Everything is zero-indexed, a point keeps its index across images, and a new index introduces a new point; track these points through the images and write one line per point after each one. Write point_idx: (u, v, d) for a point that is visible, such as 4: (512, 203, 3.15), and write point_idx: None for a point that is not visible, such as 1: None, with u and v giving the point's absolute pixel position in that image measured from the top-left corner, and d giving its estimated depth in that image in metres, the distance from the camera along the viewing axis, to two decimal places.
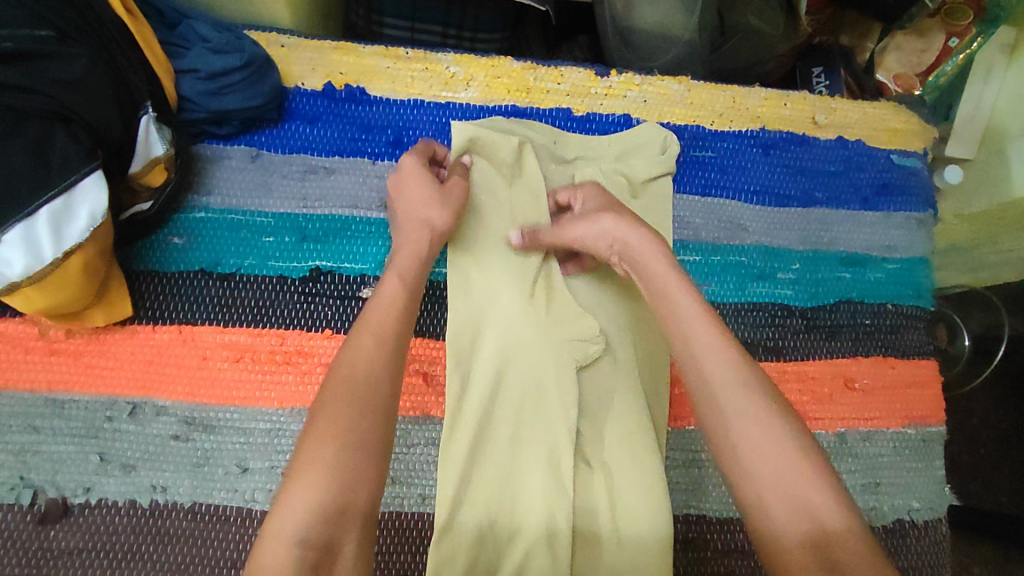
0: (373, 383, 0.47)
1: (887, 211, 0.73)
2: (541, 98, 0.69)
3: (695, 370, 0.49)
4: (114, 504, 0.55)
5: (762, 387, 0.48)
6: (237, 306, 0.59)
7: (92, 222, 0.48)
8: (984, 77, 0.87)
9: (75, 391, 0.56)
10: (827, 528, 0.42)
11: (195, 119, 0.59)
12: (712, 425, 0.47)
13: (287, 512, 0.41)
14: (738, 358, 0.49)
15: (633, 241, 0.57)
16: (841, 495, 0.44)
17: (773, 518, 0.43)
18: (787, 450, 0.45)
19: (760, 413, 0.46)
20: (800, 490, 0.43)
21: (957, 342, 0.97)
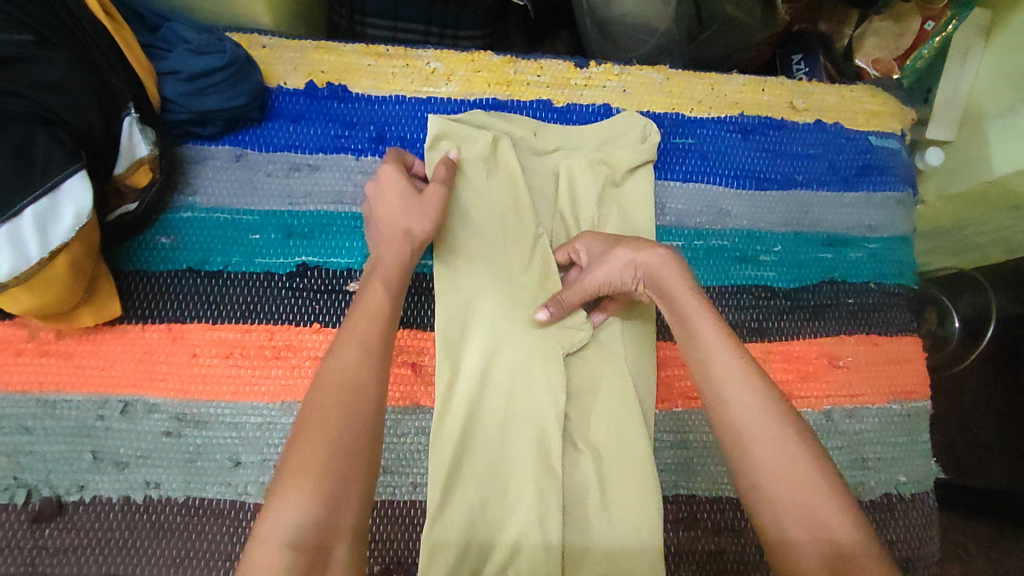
0: (363, 380, 0.47)
1: (867, 191, 0.73)
2: (521, 90, 0.69)
3: (716, 395, 0.50)
4: (109, 501, 0.56)
5: (783, 411, 0.48)
6: (226, 304, 0.60)
7: (77, 221, 0.48)
8: (961, 59, 0.88)
9: (65, 391, 0.57)
10: (846, 551, 0.43)
11: (178, 120, 0.60)
12: (733, 451, 0.48)
13: (276, 515, 0.41)
14: (760, 383, 0.49)
15: (654, 268, 0.57)
16: (858, 517, 0.45)
17: (793, 541, 0.44)
18: (808, 474, 0.45)
19: (780, 437, 0.46)
20: (819, 514, 0.44)
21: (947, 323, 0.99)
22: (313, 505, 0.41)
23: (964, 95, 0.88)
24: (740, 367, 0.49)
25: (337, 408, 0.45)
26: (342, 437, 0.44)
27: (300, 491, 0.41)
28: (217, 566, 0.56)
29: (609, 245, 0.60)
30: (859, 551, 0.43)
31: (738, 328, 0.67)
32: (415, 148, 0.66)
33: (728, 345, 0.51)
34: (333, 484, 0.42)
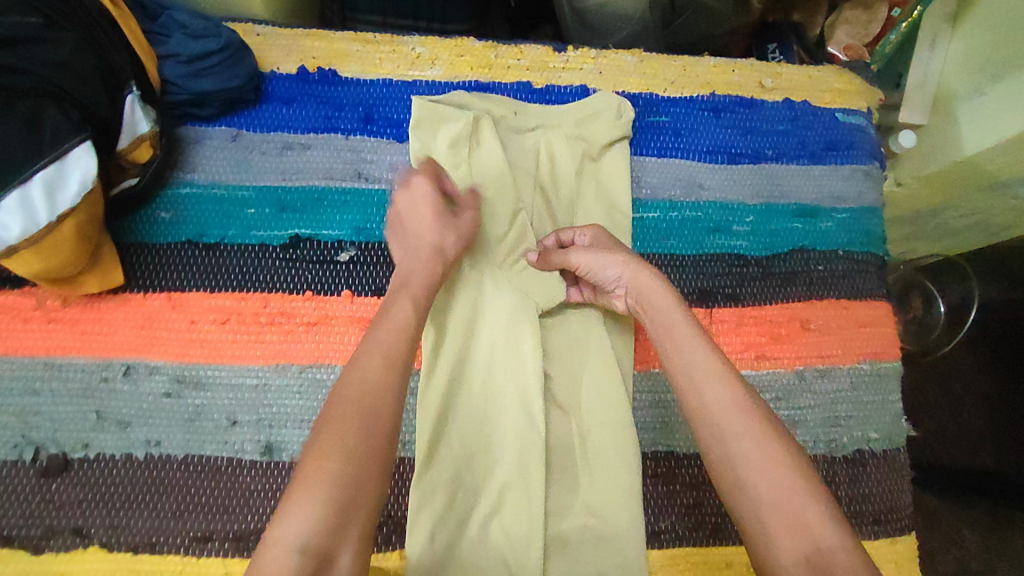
0: (383, 395, 0.49)
1: (835, 165, 0.77)
2: (503, 73, 0.73)
3: (698, 398, 0.53)
4: (112, 458, 0.59)
5: (761, 415, 0.51)
6: (223, 273, 0.64)
7: (83, 187, 0.52)
8: (930, 45, 0.90)
9: (71, 355, 0.60)
10: (824, 547, 0.44)
11: (178, 101, 0.64)
12: (714, 451, 0.51)
13: (287, 521, 0.42)
14: (739, 388, 0.52)
15: (640, 279, 0.60)
16: (838, 516, 0.46)
17: (773, 537, 0.46)
18: (785, 473, 0.48)
19: (758, 437, 0.49)
20: (797, 510, 0.46)
21: (933, 310, 1.05)
22: (324, 514, 0.43)
23: (934, 79, 0.91)
24: (721, 372, 0.53)
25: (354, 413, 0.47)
26: (356, 449, 0.46)
27: (311, 501, 0.43)
28: (215, 519, 0.59)
29: (614, 247, 0.63)
30: (838, 546, 0.45)
31: (712, 294, 0.70)
32: (400, 127, 0.70)
33: (710, 352, 0.54)
34: (344, 495, 0.44)
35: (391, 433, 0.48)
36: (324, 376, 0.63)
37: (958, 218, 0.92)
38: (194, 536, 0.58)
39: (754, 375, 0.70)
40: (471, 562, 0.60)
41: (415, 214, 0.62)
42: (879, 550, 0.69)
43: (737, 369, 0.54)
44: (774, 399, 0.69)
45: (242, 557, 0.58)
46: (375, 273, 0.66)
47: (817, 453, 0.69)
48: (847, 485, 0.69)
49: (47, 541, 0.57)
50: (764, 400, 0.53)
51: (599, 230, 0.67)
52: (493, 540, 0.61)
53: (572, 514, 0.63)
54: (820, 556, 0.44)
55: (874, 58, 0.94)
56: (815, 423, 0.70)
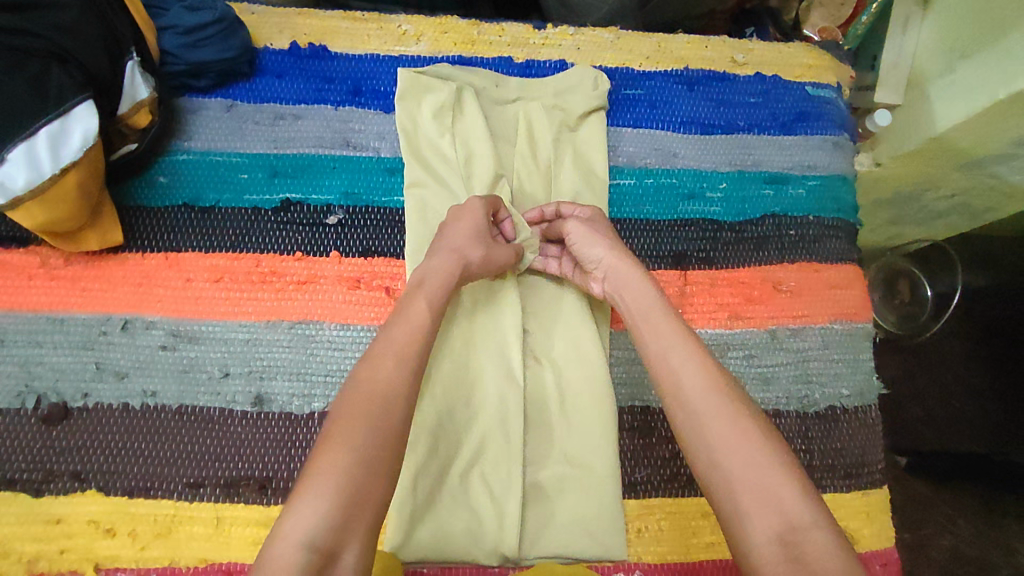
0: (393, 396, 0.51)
1: (805, 135, 0.80)
2: (485, 49, 0.77)
3: (673, 383, 0.54)
4: (109, 406, 0.62)
5: (735, 396, 0.52)
6: (217, 234, 0.67)
7: (85, 143, 0.56)
8: (902, 27, 0.90)
9: (73, 310, 0.64)
10: (795, 523, 0.45)
11: (176, 72, 0.68)
12: (690, 433, 0.52)
13: (296, 518, 0.44)
14: (714, 371, 0.54)
15: (620, 268, 0.63)
16: (810, 493, 0.47)
17: (745, 514, 0.47)
18: (757, 451, 0.48)
19: (732, 416, 0.50)
20: (770, 487, 0.47)
21: (919, 292, 1.12)
22: (332, 511, 0.44)
23: (907, 61, 0.90)
24: (697, 356, 0.54)
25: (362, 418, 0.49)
26: (363, 450, 0.47)
27: (319, 499, 0.44)
28: (207, 465, 0.61)
29: (604, 232, 0.66)
30: (809, 522, 0.45)
31: (685, 257, 0.73)
32: (387, 99, 0.73)
33: (687, 339, 0.56)
34: (350, 491, 0.45)
35: (380, 386, 0.51)
36: (312, 331, 0.66)
37: (939, 200, 0.94)
38: (187, 481, 0.61)
39: (727, 334, 0.72)
40: (452, 508, 0.62)
41: (456, 225, 0.64)
42: (849, 503, 0.70)
43: (713, 356, 0.56)
44: (747, 356, 0.72)
45: (233, 502, 0.61)
46: (362, 234, 0.69)
47: (790, 410, 0.71)
48: (820, 439, 0.71)
49: (48, 484, 0.60)
50: (738, 383, 0.54)
51: (596, 212, 0.69)
52: (473, 488, 0.63)
53: (550, 463, 0.65)
54: (792, 533, 0.45)
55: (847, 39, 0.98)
56: (787, 380, 0.72)
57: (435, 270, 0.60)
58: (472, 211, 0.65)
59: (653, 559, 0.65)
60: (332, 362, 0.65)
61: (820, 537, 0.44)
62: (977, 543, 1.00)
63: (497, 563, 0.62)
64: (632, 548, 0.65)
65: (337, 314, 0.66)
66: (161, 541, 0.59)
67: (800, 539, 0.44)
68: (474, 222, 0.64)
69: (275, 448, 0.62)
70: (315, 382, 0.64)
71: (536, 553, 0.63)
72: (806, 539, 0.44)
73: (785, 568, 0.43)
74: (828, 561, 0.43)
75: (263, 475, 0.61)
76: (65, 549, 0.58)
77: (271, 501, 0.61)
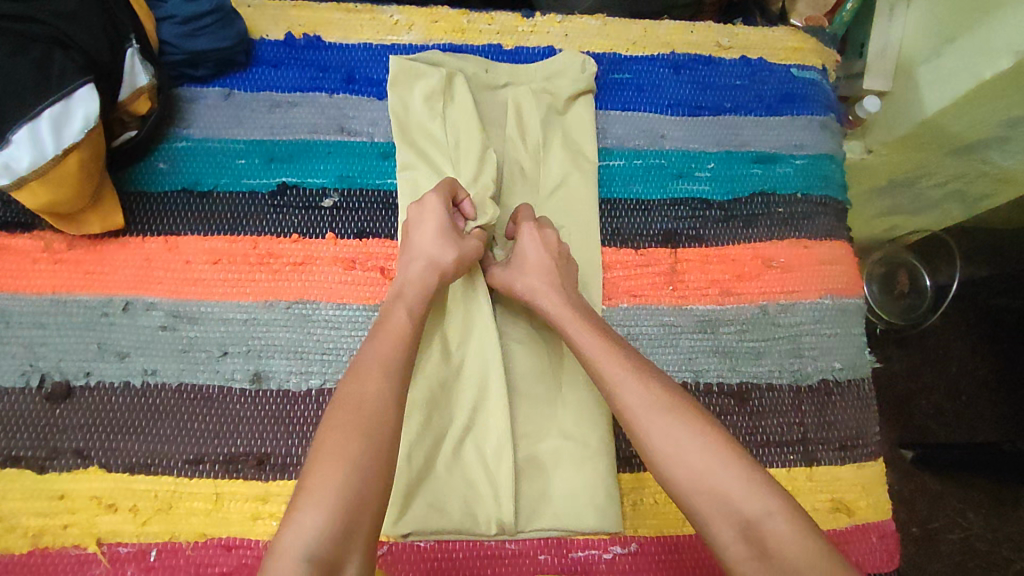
0: (382, 411, 0.52)
1: (791, 115, 0.81)
2: (475, 37, 0.79)
3: (614, 402, 0.56)
4: (110, 385, 0.63)
5: (672, 403, 0.54)
6: (216, 217, 0.68)
7: (86, 124, 0.58)
8: (889, 14, 0.90)
9: (75, 291, 0.65)
10: (750, 517, 0.47)
11: (175, 61, 0.71)
12: (639, 448, 0.53)
13: (295, 533, 0.46)
14: (645, 381, 0.55)
15: (551, 297, 0.64)
16: (759, 481, 0.49)
17: (705, 519, 0.49)
18: (702, 454, 0.50)
19: (669, 423, 0.52)
20: (720, 488, 0.49)
21: (917, 283, 1.11)
22: (331, 522, 0.46)
23: (894, 47, 0.90)
24: (630, 372, 0.56)
25: (353, 429, 0.51)
26: (359, 457, 0.50)
27: (318, 511, 0.46)
28: (207, 443, 0.62)
29: (535, 262, 0.66)
30: (763, 512, 0.47)
31: (674, 236, 0.74)
32: (380, 86, 0.75)
33: (617, 356, 0.58)
34: (345, 503, 0.47)
35: (366, 397, 0.53)
36: (309, 311, 0.67)
37: (931, 186, 0.94)
38: (186, 458, 0.62)
39: (718, 310, 0.73)
40: (448, 481, 0.63)
41: (425, 224, 0.65)
42: (846, 475, 0.70)
43: (643, 364, 0.57)
44: (738, 331, 0.73)
45: (233, 478, 0.61)
46: (356, 216, 0.70)
47: (783, 383, 0.72)
48: (813, 413, 0.71)
49: (51, 461, 0.61)
50: (672, 384, 0.56)
51: (551, 232, 0.68)
52: (468, 462, 0.64)
53: (545, 436, 0.66)
54: (751, 527, 0.47)
55: (835, 25, 0.94)
56: (778, 353, 0.72)
57: (412, 281, 0.62)
58: (433, 210, 0.65)
59: (648, 533, 0.65)
60: (329, 340, 0.66)
61: (777, 523, 0.47)
62: (990, 539, 1.04)
63: (493, 534, 0.62)
64: (628, 520, 0.65)
65: (333, 294, 0.67)
66: (162, 517, 0.60)
67: (762, 530, 0.47)
68: (439, 223, 0.65)
69: (272, 425, 0.63)
70: (312, 359, 0.65)
71: (533, 525, 0.63)
72: (765, 530, 0.46)
73: (756, 566, 0.46)
74: (789, 551, 0.45)
75: (261, 451, 0.62)
76: (68, 524, 0.59)
77: (270, 476, 0.62)
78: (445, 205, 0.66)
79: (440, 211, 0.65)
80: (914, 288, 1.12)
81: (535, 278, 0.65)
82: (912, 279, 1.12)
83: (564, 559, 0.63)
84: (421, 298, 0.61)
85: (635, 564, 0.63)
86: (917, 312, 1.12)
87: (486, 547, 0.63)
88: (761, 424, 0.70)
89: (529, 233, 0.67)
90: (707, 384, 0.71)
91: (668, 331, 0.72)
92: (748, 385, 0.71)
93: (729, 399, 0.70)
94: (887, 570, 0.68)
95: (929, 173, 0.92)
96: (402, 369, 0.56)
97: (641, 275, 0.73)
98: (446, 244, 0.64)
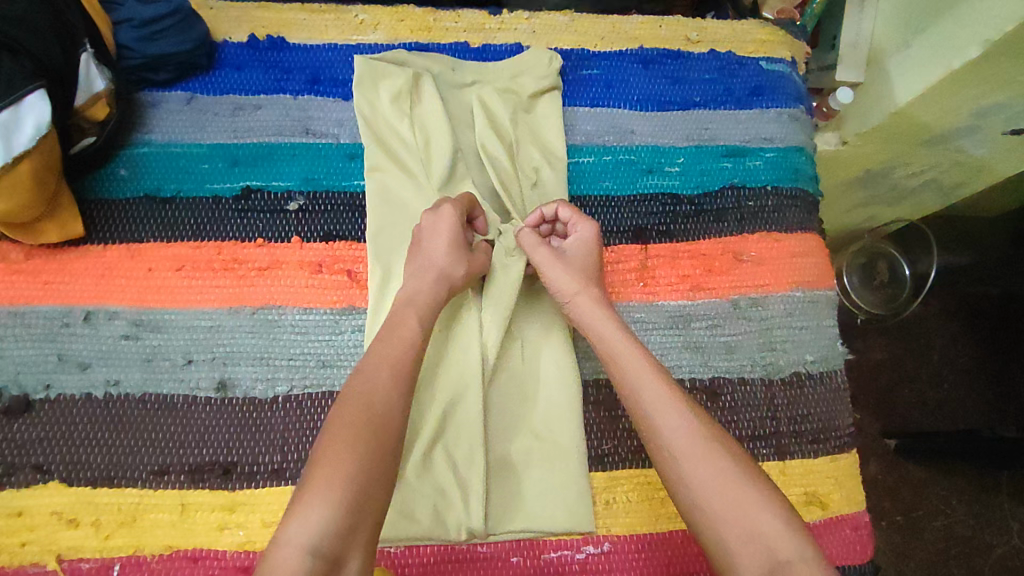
0: (389, 416, 0.53)
1: (761, 108, 0.81)
2: (441, 35, 0.79)
3: (651, 426, 0.56)
4: (72, 397, 0.62)
5: (716, 438, 0.54)
6: (177, 224, 0.67)
7: (37, 131, 0.57)
8: (859, 5, 0.90)
9: (34, 303, 0.64)
10: (782, 557, 0.48)
11: (133, 66, 0.69)
12: (672, 476, 0.54)
13: (299, 523, 0.46)
14: (687, 410, 0.56)
15: (587, 306, 0.64)
16: (794, 526, 0.50)
17: (731, 553, 0.50)
18: (742, 492, 0.51)
19: (711, 457, 0.53)
20: (755, 526, 0.50)
21: (896, 270, 1.12)
22: (334, 515, 0.46)
23: (866, 38, 0.89)
24: (671, 397, 0.56)
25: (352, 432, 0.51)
26: (363, 454, 0.50)
27: (322, 503, 0.47)
28: (173, 453, 0.61)
29: (578, 260, 0.66)
30: (796, 554, 0.48)
31: (644, 232, 0.74)
32: (345, 87, 0.74)
33: (659, 378, 0.58)
34: (350, 497, 0.48)
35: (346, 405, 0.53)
36: (275, 316, 0.66)
37: (909, 177, 0.95)
38: (151, 470, 0.61)
39: (689, 305, 0.73)
40: (418, 486, 0.63)
41: (438, 234, 0.65)
42: (819, 467, 0.70)
43: (682, 391, 0.58)
44: (709, 326, 0.72)
45: (198, 488, 0.60)
46: (323, 219, 0.69)
47: (756, 377, 0.72)
48: (786, 406, 0.71)
49: (11, 477, 0.60)
50: (711, 417, 0.57)
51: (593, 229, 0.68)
52: (437, 466, 0.63)
53: (517, 437, 0.66)
54: (780, 568, 0.47)
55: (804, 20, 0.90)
56: (752, 347, 0.72)
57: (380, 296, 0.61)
58: (448, 221, 0.65)
59: (622, 531, 0.64)
60: (296, 346, 0.65)
61: (808, 568, 0.47)
62: (971, 524, 1.05)
63: (464, 538, 0.62)
64: (600, 520, 0.64)
65: (299, 298, 0.66)
66: (125, 531, 0.59)
67: (789, 573, 0.47)
68: (451, 234, 0.64)
69: (239, 433, 0.62)
70: (279, 366, 0.64)
71: (504, 527, 0.63)
72: (795, 573, 0.47)
73: None
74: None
75: (228, 460, 0.61)
76: (29, 541, 0.58)
77: (236, 485, 0.61)
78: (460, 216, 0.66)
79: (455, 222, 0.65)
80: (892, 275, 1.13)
81: (576, 277, 0.65)
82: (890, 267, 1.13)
83: (536, 561, 0.63)
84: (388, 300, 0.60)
85: (607, 563, 0.63)
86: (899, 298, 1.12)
87: (457, 551, 0.62)
88: (734, 419, 0.70)
89: (583, 232, 0.67)
90: (679, 380, 0.71)
91: (640, 328, 0.71)
92: (720, 380, 0.71)
93: (702, 394, 0.70)
94: (861, 562, 0.68)
95: (903, 164, 0.92)
96: (367, 373, 0.55)
97: (612, 272, 0.73)
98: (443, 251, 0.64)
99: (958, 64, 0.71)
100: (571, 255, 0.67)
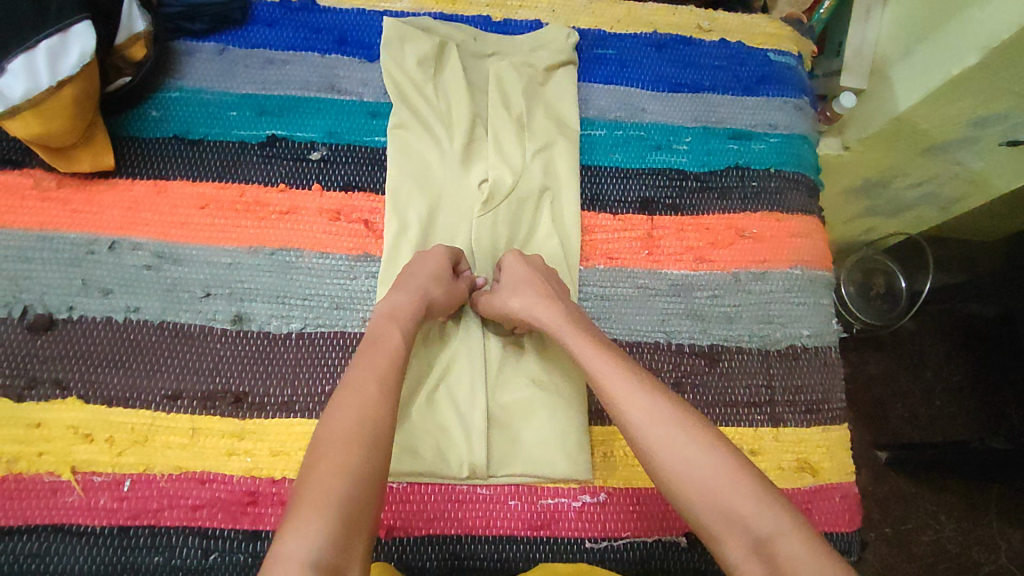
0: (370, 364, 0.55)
1: (766, 96, 0.84)
2: (465, 7, 0.82)
3: (620, 415, 0.55)
4: (93, 319, 0.64)
5: (682, 416, 0.53)
6: (205, 164, 0.70)
7: (83, 58, 0.61)
8: (864, 16, 0.90)
9: (63, 229, 0.67)
10: (765, 536, 0.47)
11: (172, 13, 0.73)
12: (649, 465, 0.53)
13: (294, 539, 0.43)
14: (652, 394, 0.55)
15: (542, 310, 0.63)
16: (769, 500, 0.48)
17: (716, 536, 0.49)
18: (711, 471, 0.50)
19: (678, 437, 0.52)
20: (730, 505, 0.48)
21: (895, 285, 1.13)
22: (331, 525, 0.44)
23: (871, 47, 0.89)
24: (631, 384, 0.56)
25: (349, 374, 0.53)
26: (360, 469, 0.48)
27: (317, 519, 0.44)
28: (185, 378, 0.63)
29: (522, 278, 0.66)
30: (777, 529, 0.47)
31: (652, 203, 0.77)
32: (372, 49, 0.77)
33: (618, 368, 0.57)
34: (347, 513, 0.46)
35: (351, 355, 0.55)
36: (293, 258, 0.68)
37: (907, 187, 0.98)
38: (164, 393, 0.63)
39: (692, 275, 0.75)
40: (421, 425, 0.65)
41: (419, 265, 0.65)
42: (810, 436, 0.72)
43: (644, 375, 0.57)
44: (710, 296, 0.75)
45: (208, 414, 0.62)
46: (343, 170, 0.72)
47: (752, 347, 0.74)
48: (781, 376, 0.73)
49: (30, 390, 0.62)
50: (674, 394, 0.56)
51: (517, 255, 0.69)
52: (440, 408, 0.66)
53: (517, 387, 0.68)
54: (762, 545, 0.46)
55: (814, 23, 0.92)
56: (750, 320, 0.75)
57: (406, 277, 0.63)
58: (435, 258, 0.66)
59: (618, 484, 0.66)
60: (311, 287, 0.67)
61: (791, 542, 0.46)
62: (960, 541, 1.06)
63: (464, 476, 0.64)
64: (598, 471, 0.66)
65: (317, 243, 0.69)
66: (137, 449, 0.61)
67: (775, 548, 0.46)
68: (433, 266, 0.65)
69: (251, 365, 0.64)
70: (293, 305, 0.67)
71: (503, 470, 0.65)
72: (780, 548, 0.46)
73: None
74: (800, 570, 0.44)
75: (239, 390, 0.63)
76: (44, 451, 0.60)
77: (246, 414, 0.63)
78: (447, 257, 0.67)
79: (441, 262, 0.66)
80: (892, 290, 1.13)
81: (529, 293, 0.64)
82: (890, 283, 1.14)
83: (533, 506, 0.64)
84: (425, 270, 0.64)
85: (602, 514, 0.65)
86: (904, 309, 1.13)
87: (457, 492, 0.64)
88: (728, 385, 0.72)
89: (509, 261, 0.68)
90: (677, 344, 0.73)
91: (643, 293, 0.74)
92: (718, 347, 0.74)
93: (699, 359, 0.73)
94: (847, 529, 0.70)
95: (904, 172, 0.95)
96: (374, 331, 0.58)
97: (618, 239, 0.76)
98: (440, 290, 0.64)
99: (957, 70, 0.75)
100: (507, 281, 0.67)
